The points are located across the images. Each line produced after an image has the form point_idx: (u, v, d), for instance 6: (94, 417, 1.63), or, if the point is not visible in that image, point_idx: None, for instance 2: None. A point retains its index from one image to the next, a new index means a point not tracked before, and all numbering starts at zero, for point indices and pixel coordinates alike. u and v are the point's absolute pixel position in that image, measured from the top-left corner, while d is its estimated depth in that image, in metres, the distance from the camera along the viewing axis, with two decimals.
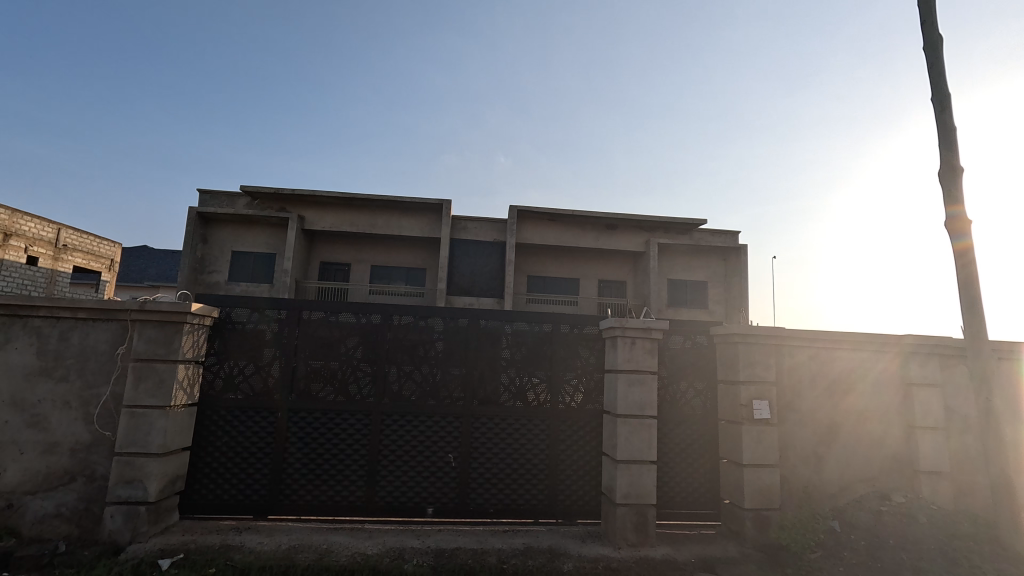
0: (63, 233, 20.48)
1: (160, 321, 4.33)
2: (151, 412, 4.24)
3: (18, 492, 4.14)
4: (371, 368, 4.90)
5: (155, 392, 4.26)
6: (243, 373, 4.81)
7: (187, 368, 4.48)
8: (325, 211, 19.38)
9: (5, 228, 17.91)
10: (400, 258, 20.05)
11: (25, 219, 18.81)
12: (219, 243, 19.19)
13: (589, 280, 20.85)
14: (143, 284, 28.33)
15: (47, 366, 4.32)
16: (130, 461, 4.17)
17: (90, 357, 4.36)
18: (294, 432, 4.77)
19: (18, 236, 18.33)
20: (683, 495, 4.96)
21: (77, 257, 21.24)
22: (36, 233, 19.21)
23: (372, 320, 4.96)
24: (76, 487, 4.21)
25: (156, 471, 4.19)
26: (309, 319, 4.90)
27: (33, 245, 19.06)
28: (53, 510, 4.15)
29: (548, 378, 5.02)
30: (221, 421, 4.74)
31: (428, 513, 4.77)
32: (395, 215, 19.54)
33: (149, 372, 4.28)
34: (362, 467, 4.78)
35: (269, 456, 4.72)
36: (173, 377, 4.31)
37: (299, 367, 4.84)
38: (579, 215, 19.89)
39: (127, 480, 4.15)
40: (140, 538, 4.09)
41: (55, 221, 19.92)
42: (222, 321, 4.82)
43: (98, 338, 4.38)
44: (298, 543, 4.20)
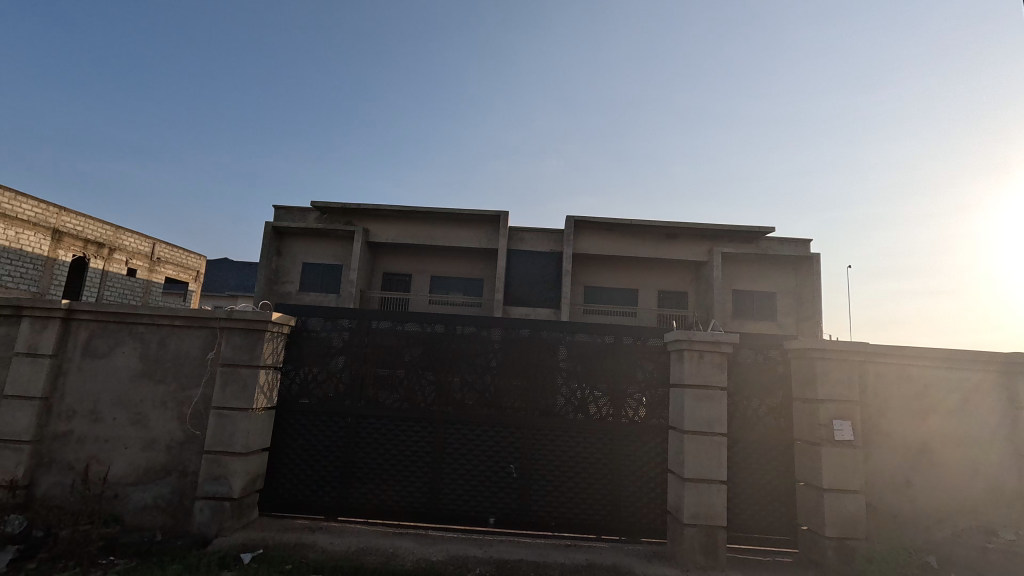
0: (157, 247, 22.56)
1: (244, 328, 4.65)
2: (236, 414, 4.55)
3: (122, 483, 4.56)
4: (434, 377, 5.02)
5: (240, 395, 4.57)
6: (316, 379, 5.07)
7: (268, 374, 4.77)
8: (388, 223, 20.14)
9: (111, 242, 20.26)
10: (459, 269, 20.46)
11: (128, 235, 21.15)
12: (291, 255, 20.36)
13: (648, 290, 20.33)
14: (224, 293, 30.66)
15: (149, 369, 4.75)
16: (217, 459, 4.48)
17: (184, 360, 4.75)
18: (362, 437, 4.96)
19: (121, 250, 20.67)
20: (755, 518, 4.70)
21: (170, 269, 23.46)
22: (136, 247, 21.53)
23: (436, 329, 5.10)
24: (171, 481, 4.57)
25: (239, 469, 4.48)
26: (376, 328, 5.10)
27: (132, 257, 21.39)
28: (151, 501, 4.53)
29: (611, 391, 4.94)
30: (296, 423, 5.00)
31: (490, 523, 4.78)
32: (454, 227, 20.04)
33: (234, 377, 4.60)
34: (426, 474, 4.88)
35: (340, 460, 4.93)
36: (255, 381, 4.60)
37: (367, 375, 5.04)
38: (637, 224, 19.56)
39: (214, 477, 4.46)
40: (225, 532, 4.38)
41: (151, 235, 22.00)
42: (299, 329, 5.12)
43: (192, 344, 4.77)
44: (367, 545, 4.35)
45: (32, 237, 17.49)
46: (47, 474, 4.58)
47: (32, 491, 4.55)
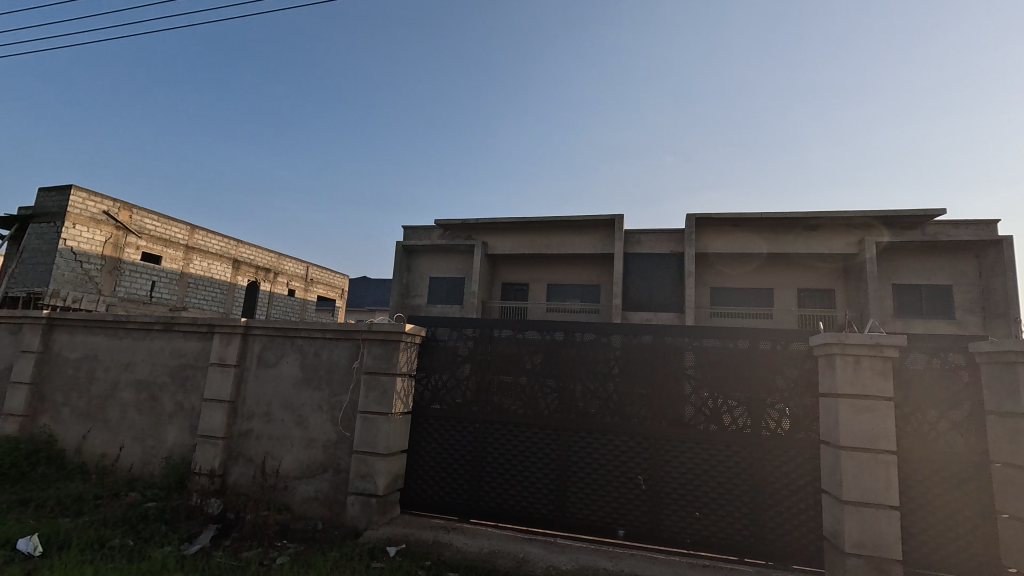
0: (310, 269, 26.47)
1: (382, 339, 5.11)
2: (378, 417, 4.98)
3: (290, 476, 5.24)
4: (557, 384, 5.04)
5: (381, 400, 5.00)
6: (446, 386, 5.37)
7: (404, 380, 5.17)
8: (505, 235, 20.82)
9: (276, 267, 24.14)
10: (574, 275, 20.38)
11: (289, 261, 24.98)
12: (419, 271, 21.95)
13: (785, 289, 18.41)
14: (365, 307, 34.19)
15: (307, 376, 5.42)
16: (364, 458, 4.95)
17: (335, 369, 5.34)
18: (489, 442, 5.14)
19: (283, 274, 24.56)
20: (940, 553, 3.97)
21: (321, 289, 27.31)
22: (295, 271, 25.39)
23: (556, 336, 5.12)
24: (328, 476, 5.14)
25: (383, 468, 4.89)
26: (498, 336, 5.28)
27: (292, 280, 25.26)
28: (313, 493, 5.14)
29: (747, 401, 4.54)
30: (430, 428, 5.34)
31: (620, 535, 4.65)
32: (569, 234, 20.07)
33: (376, 383, 5.06)
34: (552, 481, 4.90)
35: (470, 463, 5.16)
36: (393, 388, 5.00)
37: (491, 382, 5.22)
38: (769, 217, 17.88)
39: (362, 474, 4.93)
40: (373, 525, 4.80)
41: (305, 261, 25.73)
42: (429, 339, 5.48)
43: (340, 353, 5.35)
44: (498, 548, 4.47)
45: (221, 267, 21.24)
46: (235, 465, 5.42)
47: (225, 479, 5.42)
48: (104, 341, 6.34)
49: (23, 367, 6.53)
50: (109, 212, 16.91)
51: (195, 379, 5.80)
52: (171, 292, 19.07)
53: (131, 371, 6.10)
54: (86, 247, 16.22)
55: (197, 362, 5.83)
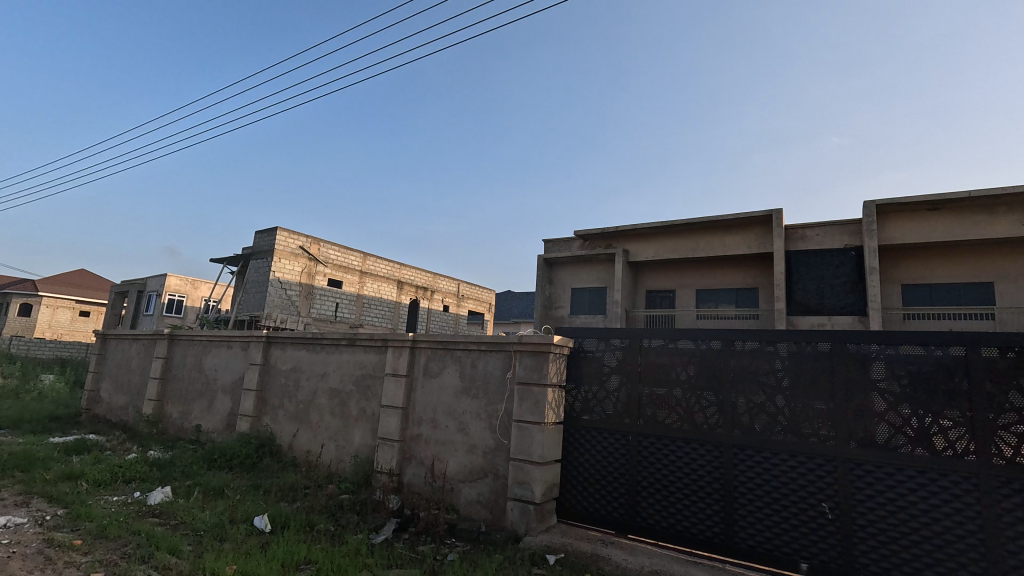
0: (462, 286, 28.57)
1: (533, 350, 5.29)
2: (532, 426, 5.15)
3: (456, 479, 5.66)
4: (716, 398, 4.70)
5: (534, 410, 5.17)
6: (596, 397, 5.35)
7: (555, 391, 5.27)
8: (647, 241, 20.12)
9: (433, 286, 26.48)
10: (727, 279, 18.86)
11: (443, 279, 27.26)
12: (561, 283, 22.25)
13: (1011, 282, 14.82)
14: (511, 319, 35.73)
15: (467, 386, 5.83)
16: (521, 465, 5.13)
17: (490, 379, 5.67)
18: (644, 456, 4.97)
19: (438, 291, 26.88)
20: None
21: (471, 303, 29.32)
22: (448, 288, 27.63)
23: (712, 346, 4.80)
24: (488, 481, 5.44)
25: (539, 476, 5.02)
26: (649, 346, 5.11)
27: (446, 296, 27.53)
28: (476, 497, 5.48)
29: (967, 421, 3.74)
30: (582, 439, 5.35)
31: (802, 569, 4.12)
32: (718, 235, 18.69)
33: (529, 394, 5.24)
34: (717, 501, 4.56)
35: (625, 477, 5.05)
36: (545, 398, 5.13)
37: (643, 394, 5.06)
38: (980, 195, 14.63)
39: (520, 481, 5.12)
40: (532, 532, 4.95)
41: (456, 278, 27.92)
42: (577, 350, 5.52)
43: (495, 365, 5.66)
44: (660, 569, 4.28)
45: (388, 288, 24.00)
46: (409, 466, 6.04)
47: (401, 478, 6.07)
48: (306, 355, 7.56)
49: (252, 377, 8.10)
50: (303, 247, 20.25)
51: (375, 388, 6.61)
52: (350, 311, 22.08)
53: (326, 380, 7.19)
54: (289, 277, 19.62)
55: (375, 373, 6.65)
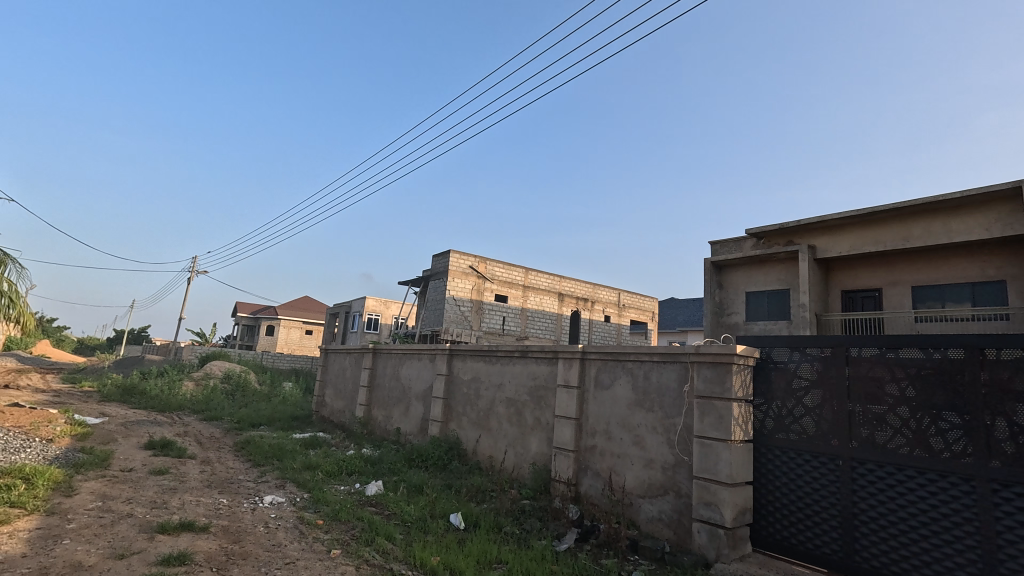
0: (622, 295, 28.08)
1: (712, 362, 4.95)
2: (717, 443, 4.78)
3: (635, 494, 5.53)
4: (961, 419, 3.83)
5: (718, 426, 4.80)
6: (792, 413, 4.76)
7: (741, 406, 4.83)
8: (840, 232, 16.26)
9: (593, 296, 26.53)
10: (963, 272, 14.31)
11: (603, 289, 27.13)
12: (732, 286, 19.02)
13: None
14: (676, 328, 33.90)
15: (640, 398, 5.68)
16: (706, 485, 4.79)
17: (666, 392, 5.44)
18: (861, 485, 4.26)
19: (599, 302, 26.81)
20: None
21: (633, 312, 28.63)
22: (609, 298, 27.37)
23: (950, 355, 3.94)
24: (670, 499, 5.20)
25: (728, 499, 4.63)
26: (859, 356, 4.41)
27: (607, 306, 27.32)
28: (658, 514, 5.27)
29: None
30: (778, 461, 4.80)
31: None
32: (942, 216, 14.20)
33: (711, 408, 4.89)
34: (971, 549, 3.67)
35: (836, 508, 4.37)
36: (730, 414, 4.73)
37: (854, 412, 4.37)
38: None
39: (706, 502, 4.78)
40: (724, 559, 4.57)
41: (616, 288, 27.56)
42: (765, 361, 5.01)
43: (670, 377, 5.43)
44: None
45: (550, 300, 24.70)
46: (585, 477, 6.08)
47: (579, 488, 6.14)
48: (484, 367, 8.15)
49: (439, 386, 9.01)
50: (473, 266, 21.98)
51: (548, 398, 6.83)
52: (516, 324, 23.24)
53: (502, 391, 7.65)
54: (462, 295, 21.47)
55: (548, 384, 6.87)
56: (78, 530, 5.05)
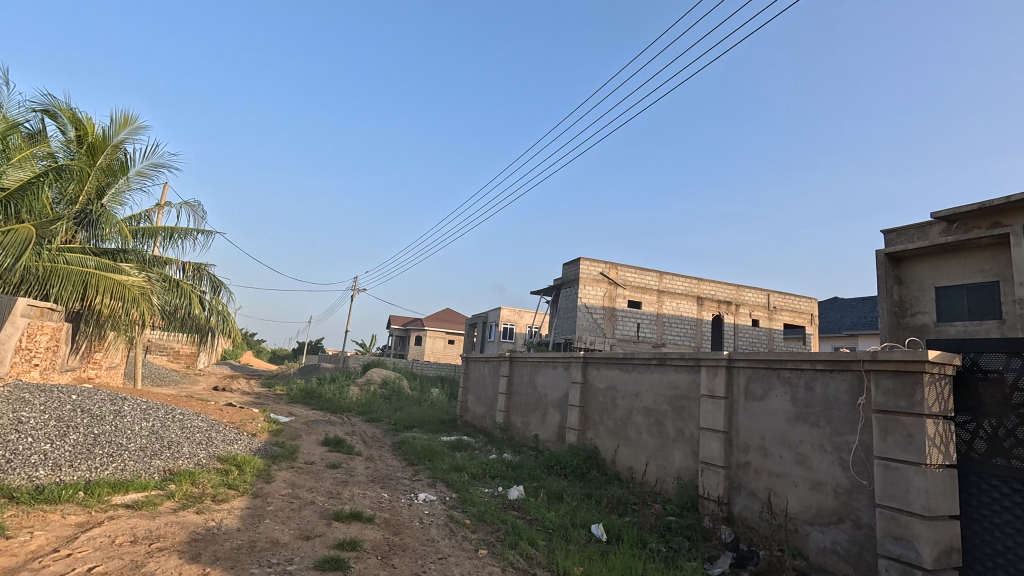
0: (772, 297, 25.41)
1: (894, 370, 4.23)
2: (906, 467, 4.04)
3: (800, 519, 4.90)
4: None
5: (907, 447, 4.06)
6: (1013, 434, 3.84)
7: (939, 424, 4.03)
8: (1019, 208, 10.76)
9: (737, 299, 24.44)
10: None
11: (748, 291, 24.83)
12: None
13: None
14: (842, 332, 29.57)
15: (801, 412, 5.06)
16: (894, 516, 4.06)
17: (834, 405, 4.77)
18: None
19: (744, 304, 24.59)
20: None
21: (786, 315, 25.74)
22: (756, 300, 24.95)
23: None
24: (846, 529, 4.51)
25: (925, 534, 3.85)
26: None
27: (755, 309, 24.92)
28: (830, 545, 4.60)
29: None
30: (996, 493, 3.90)
31: None
32: None
33: (895, 425, 4.16)
34: None
35: None
36: (922, 432, 3.97)
37: None
38: None
39: (895, 536, 4.04)
40: None
41: (764, 288, 25.03)
42: (969, 371, 4.15)
43: (839, 388, 4.75)
44: None
45: (688, 305, 23.29)
46: (738, 496, 5.57)
47: (731, 508, 5.63)
48: (619, 375, 7.96)
49: (574, 394, 8.98)
50: (604, 272, 21.67)
51: (691, 409, 6.41)
52: (652, 330, 22.32)
53: (640, 400, 7.37)
54: (593, 302, 21.27)
55: (690, 393, 6.46)
56: (276, 511, 6.00)
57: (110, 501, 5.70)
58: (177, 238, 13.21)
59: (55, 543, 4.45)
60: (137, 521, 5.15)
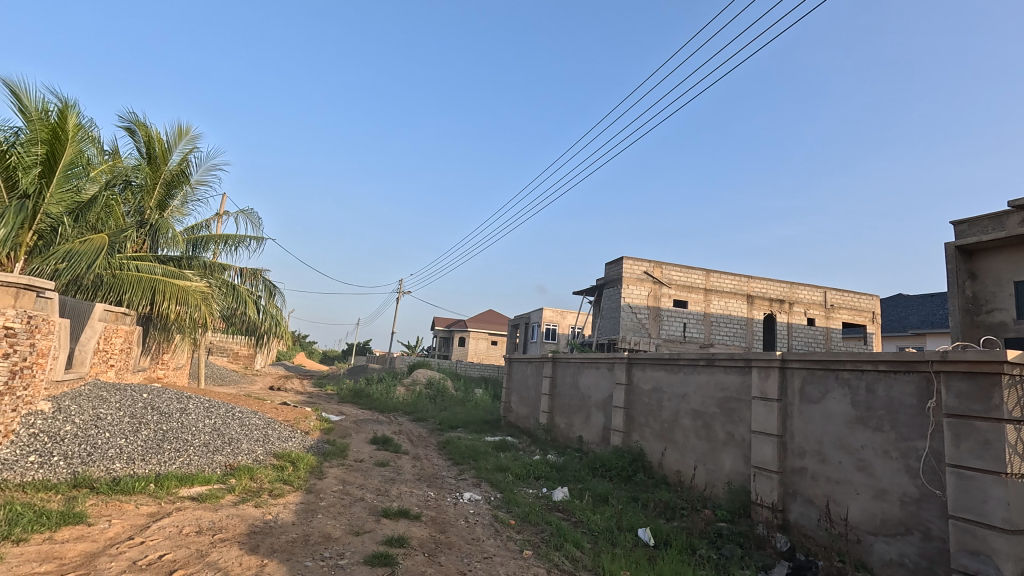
0: (829, 294, 24.13)
1: (967, 372, 3.93)
2: (983, 476, 3.74)
3: (863, 529, 4.62)
4: None
5: (983, 454, 3.76)
6: None
7: (1020, 430, 3.71)
8: None
9: (791, 297, 23.40)
10: None
11: (803, 288, 23.70)
12: None
13: None
14: None
15: (862, 415, 4.78)
16: (969, 529, 3.77)
17: (899, 409, 4.49)
18: None
19: (799, 302, 23.48)
20: None
21: (845, 313, 24.40)
22: (812, 298, 23.77)
23: None
24: (914, 541, 4.22)
25: (1006, 549, 3.55)
26: None
27: (810, 307, 23.75)
28: (897, 557, 4.32)
29: None
30: None
31: None
32: None
33: (970, 431, 3.87)
34: None
35: None
36: (1001, 439, 3.67)
37: None
38: None
39: (971, 550, 3.74)
40: None
41: (820, 285, 23.81)
42: None
43: (904, 390, 4.47)
44: None
45: (737, 303, 22.48)
46: (795, 503, 5.31)
47: (787, 515, 5.38)
48: (665, 376, 7.77)
49: (619, 396, 8.84)
50: (648, 271, 21.22)
51: (742, 411, 6.18)
52: (699, 330, 21.68)
53: (688, 402, 7.17)
54: (637, 301, 20.88)
55: (740, 395, 6.23)
56: (328, 507, 6.22)
57: (177, 494, 6.08)
58: (233, 245, 13.95)
59: (130, 531, 4.80)
60: (201, 513, 5.46)
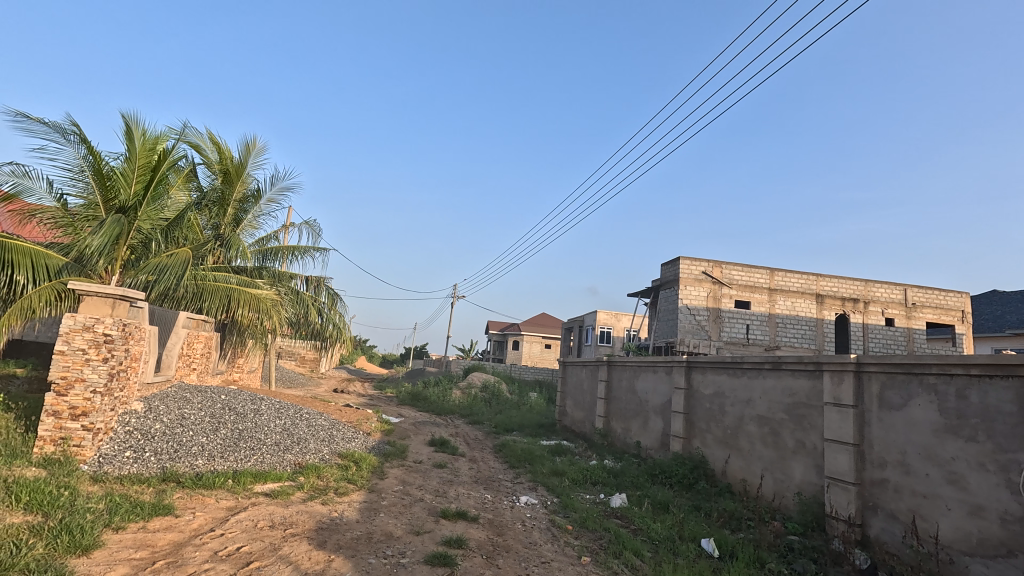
0: (909, 292, 22.31)
1: None
2: None
3: (957, 549, 4.22)
4: None
5: None
6: None
7: None
8: None
9: (865, 296, 21.88)
10: None
11: (879, 286, 22.07)
12: None
13: None
14: None
15: (952, 424, 4.38)
16: None
17: (997, 417, 4.08)
18: None
19: (874, 301, 21.89)
20: None
21: (929, 312, 22.47)
22: (890, 296, 22.08)
23: None
24: (1019, 564, 3.82)
25: None
26: None
27: (888, 306, 22.06)
28: None
29: None
30: None
31: None
32: None
33: None
34: None
35: None
36: None
37: None
38: None
39: None
40: None
41: (900, 283, 22.04)
42: None
43: (1002, 398, 4.06)
44: None
45: (805, 303, 21.24)
46: (875, 518, 4.94)
47: (866, 530, 5.01)
48: (727, 380, 7.46)
49: (677, 400, 8.56)
50: (707, 272, 20.47)
51: (813, 418, 5.82)
52: (764, 332, 20.66)
53: (753, 407, 6.85)
54: (696, 303, 20.19)
55: (810, 401, 5.88)
56: (390, 506, 6.43)
57: (253, 489, 6.47)
58: (300, 255, 14.72)
59: (212, 523, 5.16)
60: (274, 508, 5.79)
